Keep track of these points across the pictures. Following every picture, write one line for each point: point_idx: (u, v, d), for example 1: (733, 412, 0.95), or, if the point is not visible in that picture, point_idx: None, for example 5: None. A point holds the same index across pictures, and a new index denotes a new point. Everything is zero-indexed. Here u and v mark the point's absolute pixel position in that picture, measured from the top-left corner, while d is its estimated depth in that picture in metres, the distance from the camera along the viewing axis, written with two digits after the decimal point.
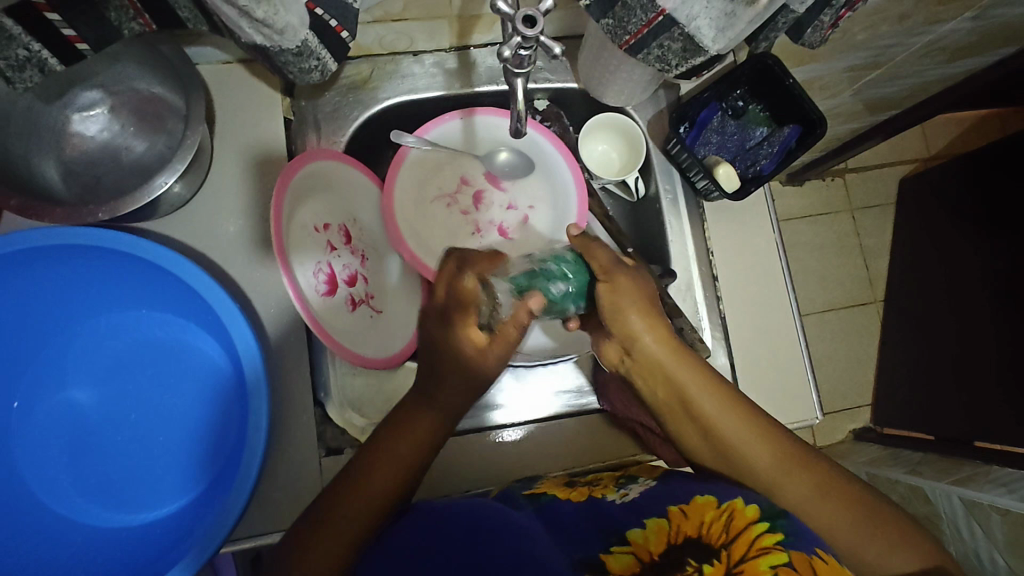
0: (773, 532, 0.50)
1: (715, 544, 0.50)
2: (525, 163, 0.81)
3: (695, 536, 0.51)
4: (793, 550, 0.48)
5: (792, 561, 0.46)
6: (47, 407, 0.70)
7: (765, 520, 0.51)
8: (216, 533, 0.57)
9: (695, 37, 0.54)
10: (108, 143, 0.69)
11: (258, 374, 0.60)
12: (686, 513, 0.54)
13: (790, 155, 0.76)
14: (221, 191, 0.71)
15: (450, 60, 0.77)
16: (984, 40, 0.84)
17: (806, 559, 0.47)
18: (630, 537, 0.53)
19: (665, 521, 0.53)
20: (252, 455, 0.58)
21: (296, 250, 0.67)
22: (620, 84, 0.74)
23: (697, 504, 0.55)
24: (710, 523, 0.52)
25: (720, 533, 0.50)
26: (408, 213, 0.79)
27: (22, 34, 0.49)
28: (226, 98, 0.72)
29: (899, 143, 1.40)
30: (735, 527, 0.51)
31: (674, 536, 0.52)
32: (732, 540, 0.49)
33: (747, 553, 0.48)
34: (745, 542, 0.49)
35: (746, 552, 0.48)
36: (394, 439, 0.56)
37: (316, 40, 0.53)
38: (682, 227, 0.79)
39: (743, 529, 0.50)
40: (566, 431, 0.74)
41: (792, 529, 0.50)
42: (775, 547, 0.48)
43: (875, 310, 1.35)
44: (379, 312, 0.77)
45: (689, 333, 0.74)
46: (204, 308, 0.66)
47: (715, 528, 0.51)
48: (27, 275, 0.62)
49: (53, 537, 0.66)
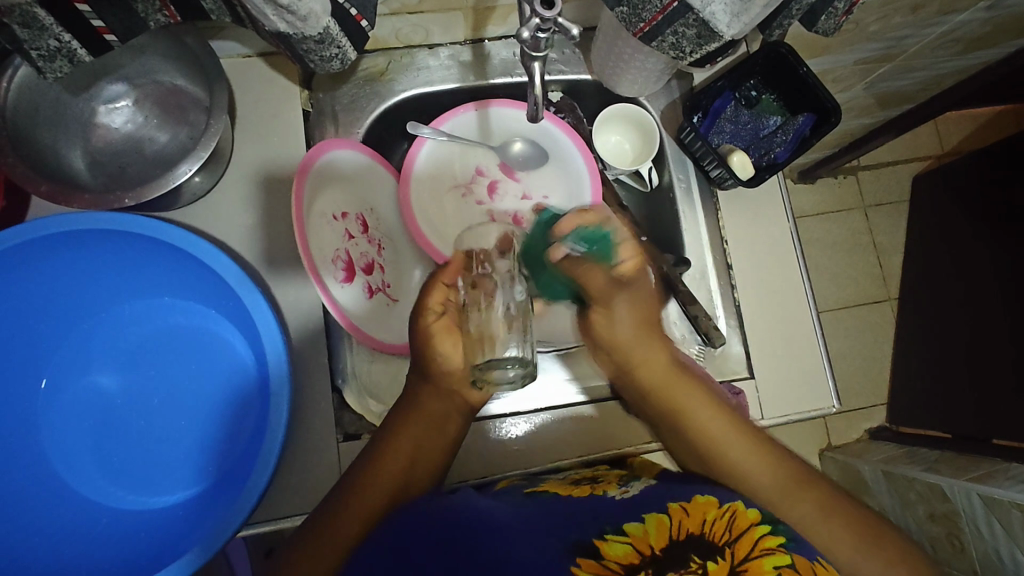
0: (774, 534, 0.52)
1: (719, 542, 0.51)
2: (538, 153, 0.82)
3: (697, 533, 0.51)
4: (795, 553, 0.50)
5: (794, 563, 0.49)
6: (73, 391, 0.71)
7: (766, 523, 0.53)
8: (237, 513, 0.58)
9: (710, 22, 0.54)
10: (132, 134, 0.70)
11: (279, 358, 0.61)
12: (687, 510, 0.54)
13: (805, 143, 0.76)
14: (241, 179, 0.72)
15: (465, 53, 0.78)
16: (999, 32, 0.83)
17: (808, 563, 0.50)
18: (627, 528, 0.52)
19: (665, 516, 0.53)
20: (273, 438, 0.59)
21: (316, 239, 0.68)
22: (634, 74, 0.74)
23: (698, 502, 0.55)
24: (712, 522, 0.53)
25: (722, 532, 0.52)
26: (425, 203, 0.80)
27: (54, 25, 0.51)
28: (248, 91, 0.73)
29: (912, 139, 1.40)
30: (737, 528, 0.52)
31: (675, 531, 0.52)
32: (735, 540, 0.51)
33: (750, 553, 0.50)
34: (748, 542, 0.51)
35: (750, 551, 0.50)
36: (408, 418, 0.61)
37: (337, 28, 0.54)
38: (696, 216, 0.80)
39: (745, 530, 0.52)
40: (581, 419, 0.73)
41: (793, 533, 0.52)
42: (778, 549, 0.50)
43: (890, 307, 1.35)
44: (394, 301, 0.78)
45: (703, 321, 0.75)
46: (225, 295, 0.67)
47: (717, 527, 0.52)
48: (56, 260, 0.64)
49: (78, 519, 0.67)
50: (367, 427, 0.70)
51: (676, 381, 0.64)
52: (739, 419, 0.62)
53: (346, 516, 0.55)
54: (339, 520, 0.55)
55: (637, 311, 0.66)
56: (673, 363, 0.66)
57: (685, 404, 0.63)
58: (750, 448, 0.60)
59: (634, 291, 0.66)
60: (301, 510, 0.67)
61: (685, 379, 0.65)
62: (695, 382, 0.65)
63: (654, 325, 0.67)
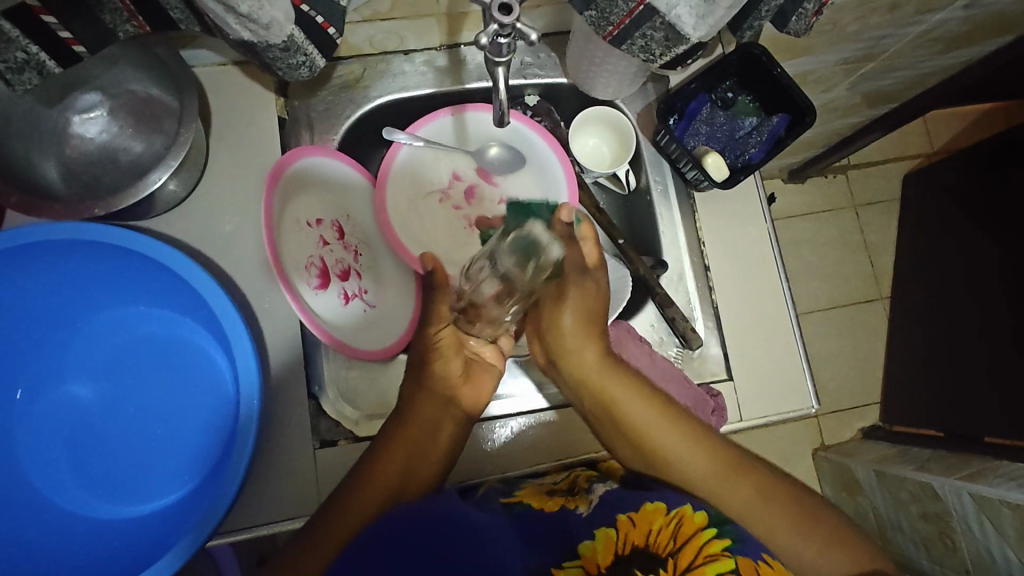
0: (720, 537, 0.52)
1: (663, 553, 0.52)
2: (515, 157, 0.82)
3: (643, 545, 0.52)
4: (740, 556, 0.51)
5: (738, 566, 0.50)
6: (50, 400, 0.72)
7: (714, 525, 0.53)
8: (206, 522, 0.58)
9: (676, 25, 0.54)
10: (108, 144, 0.69)
11: (249, 367, 0.61)
12: (635, 522, 0.54)
13: (780, 144, 0.76)
14: (216, 188, 0.73)
15: (440, 58, 0.78)
16: (979, 30, 0.83)
17: (751, 564, 0.50)
18: (579, 549, 0.52)
19: (613, 531, 0.54)
20: (244, 445, 0.60)
21: (286, 244, 0.71)
22: (607, 77, 0.75)
23: (646, 510, 0.55)
24: (659, 531, 0.53)
25: (667, 542, 0.52)
26: (401, 210, 0.80)
27: (20, 37, 0.51)
28: (222, 99, 0.74)
29: (901, 138, 1.39)
30: (683, 534, 0.53)
31: (622, 546, 0.53)
32: (679, 549, 0.52)
33: (693, 561, 0.51)
34: (693, 549, 0.52)
35: (693, 560, 0.51)
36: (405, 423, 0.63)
37: (301, 36, 0.54)
38: (673, 217, 0.80)
39: (691, 537, 0.53)
40: (563, 425, 0.73)
41: (741, 533, 0.53)
42: (723, 553, 0.51)
43: (881, 306, 1.35)
44: (373, 306, 0.79)
45: (680, 323, 0.75)
46: (199, 304, 0.67)
47: (663, 536, 0.53)
48: (30, 271, 0.64)
49: (55, 530, 0.67)
50: (345, 433, 0.71)
51: (621, 395, 0.63)
52: (667, 409, 0.62)
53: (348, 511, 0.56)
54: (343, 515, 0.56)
55: (580, 322, 0.65)
56: (605, 361, 0.65)
57: (634, 416, 0.62)
58: (699, 456, 0.60)
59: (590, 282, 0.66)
60: (279, 517, 0.67)
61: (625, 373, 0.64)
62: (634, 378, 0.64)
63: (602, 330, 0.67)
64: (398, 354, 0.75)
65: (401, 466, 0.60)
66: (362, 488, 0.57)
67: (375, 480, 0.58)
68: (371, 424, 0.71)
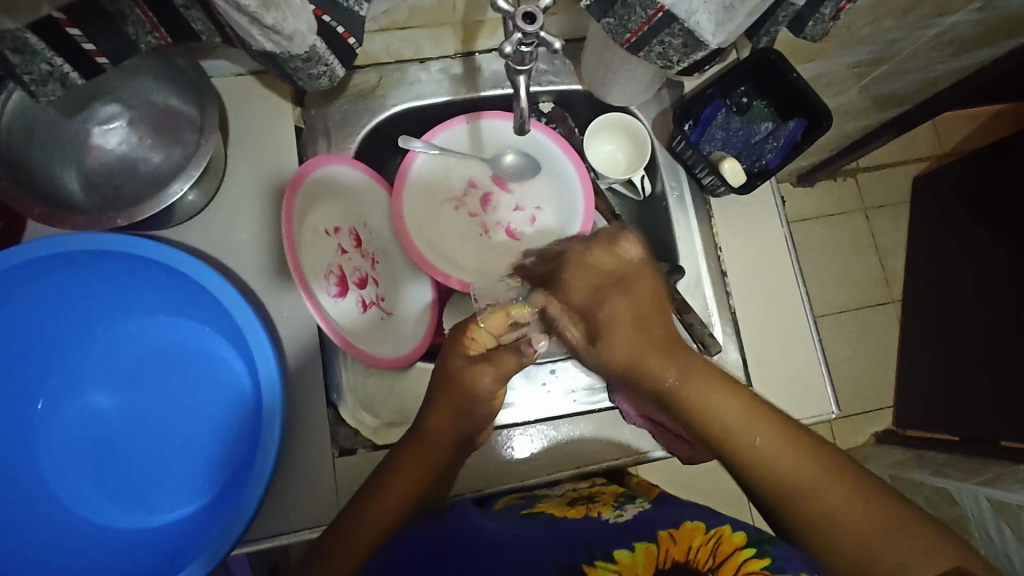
0: (759, 557, 0.51)
1: (703, 568, 0.51)
2: (530, 165, 0.82)
3: (683, 560, 0.52)
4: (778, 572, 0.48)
5: None
6: (70, 410, 0.72)
7: (752, 546, 0.53)
8: (229, 534, 0.58)
9: (695, 32, 0.53)
10: (127, 155, 0.70)
11: (272, 376, 0.61)
12: (674, 539, 0.55)
13: (797, 147, 0.76)
14: (235, 197, 0.73)
15: (455, 67, 0.78)
16: (993, 32, 0.83)
17: None
18: (617, 556, 0.52)
19: (654, 545, 0.54)
20: (266, 455, 0.60)
21: (308, 254, 0.71)
22: (622, 83, 0.75)
23: (685, 530, 0.56)
24: (697, 549, 0.53)
25: (707, 558, 0.52)
26: (419, 218, 0.80)
27: (45, 49, 0.50)
28: (239, 108, 0.74)
29: (911, 141, 1.39)
30: (722, 553, 0.52)
31: (662, 560, 0.52)
32: (718, 565, 0.51)
33: None
34: (732, 566, 0.50)
35: None
36: (413, 452, 0.60)
37: (324, 46, 0.54)
38: (690, 223, 0.80)
39: (730, 555, 0.52)
40: (582, 435, 0.72)
41: (780, 553, 0.51)
42: (762, 570, 0.49)
43: (893, 310, 1.34)
44: (389, 314, 0.79)
45: (699, 329, 0.74)
46: (218, 312, 0.68)
47: (702, 554, 0.52)
48: (51, 282, 0.65)
49: (80, 541, 0.68)
50: (363, 441, 0.70)
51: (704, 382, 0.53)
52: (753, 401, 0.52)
53: (353, 538, 0.56)
54: (353, 531, 0.56)
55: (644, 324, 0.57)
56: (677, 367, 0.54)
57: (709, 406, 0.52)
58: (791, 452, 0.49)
59: (630, 288, 0.58)
60: (298, 525, 0.67)
61: (710, 372, 0.54)
62: (724, 379, 0.54)
63: (667, 341, 0.56)
64: (416, 363, 0.76)
65: (405, 494, 0.59)
66: (369, 512, 0.57)
67: (378, 501, 0.58)
68: (391, 433, 0.71)
